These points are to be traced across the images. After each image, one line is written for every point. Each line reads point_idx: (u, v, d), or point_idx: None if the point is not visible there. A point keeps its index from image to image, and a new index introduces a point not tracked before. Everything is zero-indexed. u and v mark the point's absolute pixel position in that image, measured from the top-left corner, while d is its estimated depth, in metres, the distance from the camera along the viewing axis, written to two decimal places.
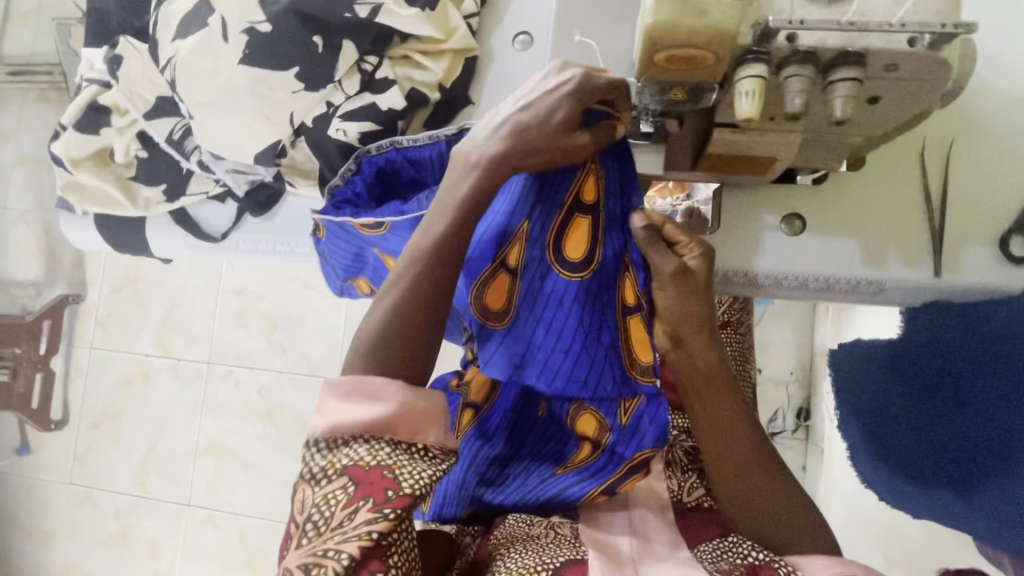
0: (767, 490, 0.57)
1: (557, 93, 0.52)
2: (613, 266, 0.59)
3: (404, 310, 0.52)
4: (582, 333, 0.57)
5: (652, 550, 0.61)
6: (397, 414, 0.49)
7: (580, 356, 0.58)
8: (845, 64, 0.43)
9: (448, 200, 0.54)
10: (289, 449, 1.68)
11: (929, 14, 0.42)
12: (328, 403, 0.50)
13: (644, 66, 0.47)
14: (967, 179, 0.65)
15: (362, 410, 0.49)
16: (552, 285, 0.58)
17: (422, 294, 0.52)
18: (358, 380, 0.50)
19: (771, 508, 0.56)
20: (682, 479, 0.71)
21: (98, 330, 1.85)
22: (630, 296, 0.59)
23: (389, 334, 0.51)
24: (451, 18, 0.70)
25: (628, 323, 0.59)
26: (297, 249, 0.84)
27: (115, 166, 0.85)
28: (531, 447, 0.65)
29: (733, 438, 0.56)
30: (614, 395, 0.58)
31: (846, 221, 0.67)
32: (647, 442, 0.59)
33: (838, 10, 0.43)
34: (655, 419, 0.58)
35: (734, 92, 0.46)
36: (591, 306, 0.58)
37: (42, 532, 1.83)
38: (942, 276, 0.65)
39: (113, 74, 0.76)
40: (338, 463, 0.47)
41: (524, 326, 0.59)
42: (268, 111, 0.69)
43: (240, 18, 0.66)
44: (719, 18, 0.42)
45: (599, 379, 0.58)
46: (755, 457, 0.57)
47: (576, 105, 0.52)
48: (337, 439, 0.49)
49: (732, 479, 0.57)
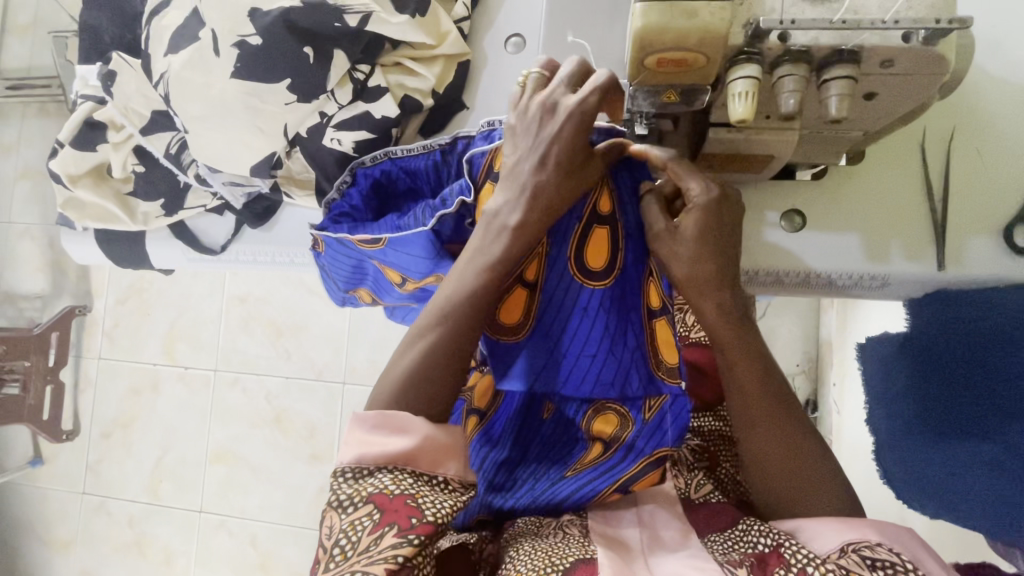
0: (783, 437, 0.56)
1: (563, 133, 0.53)
2: (635, 271, 0.62)
3: (440, 356, 0.53)
4: (609, 340, 0.61)
5: (664, 545, 0.60)
6: (421, 446, 0.50)
7: (606, 359, 0.61)
8: (839, 62, 0.43)
9: (482, 258, 0.55)
10: (298, 453, 1.69)
11: (925, 8, 0.41)
12: (354, 434, 0.51)
13: (635, 70, 0.47)
14: (969, 169, 0.64)
15: (389, 442, 0.50)
16: (579, 295, 0.61)
17: (456, 341, 0.54)
18: (387, 414, 0.51)
19: (788, 459, 0.56)
20: (689, 478, 0.70)
21: (106, 341, 1.87)
22: (654, 299, 0.64)
23: (425, 377, 0.53)
24: (442, 22, 0.70)
25: (653, 323, 0.64)
26: (297, 259, 0.84)
27: (114, 182, 0.85)
28: (538, 450, 0.65)
29: (745, 385, 0.56)
30: (641, 394, 0.62)
31: (848, 217, 0.66)
32: (669, 438, 0.62)
33: (831, 8, 0.42)
34: (677, 419, 0.62)
35: (728, 93, 0.45)
36: (617, 310, 0.61)
37: (58, 541, 1.85)
38: (946, 269, 0.64)
39: (108, 90, 0.77)
40: (364, 491, 0.48)
41: (549, 334, 0.61)
42: (262, 123, 0.69)
43: (231, 31, 0.66)
44: (708, 19, 0.41)
45: (627, 378, 0.61)
46: (774, 402, 0.56)
47: (578, 139, 0.53)
48: (365, 469, 0.50)
49: (746, 427, 0.57)
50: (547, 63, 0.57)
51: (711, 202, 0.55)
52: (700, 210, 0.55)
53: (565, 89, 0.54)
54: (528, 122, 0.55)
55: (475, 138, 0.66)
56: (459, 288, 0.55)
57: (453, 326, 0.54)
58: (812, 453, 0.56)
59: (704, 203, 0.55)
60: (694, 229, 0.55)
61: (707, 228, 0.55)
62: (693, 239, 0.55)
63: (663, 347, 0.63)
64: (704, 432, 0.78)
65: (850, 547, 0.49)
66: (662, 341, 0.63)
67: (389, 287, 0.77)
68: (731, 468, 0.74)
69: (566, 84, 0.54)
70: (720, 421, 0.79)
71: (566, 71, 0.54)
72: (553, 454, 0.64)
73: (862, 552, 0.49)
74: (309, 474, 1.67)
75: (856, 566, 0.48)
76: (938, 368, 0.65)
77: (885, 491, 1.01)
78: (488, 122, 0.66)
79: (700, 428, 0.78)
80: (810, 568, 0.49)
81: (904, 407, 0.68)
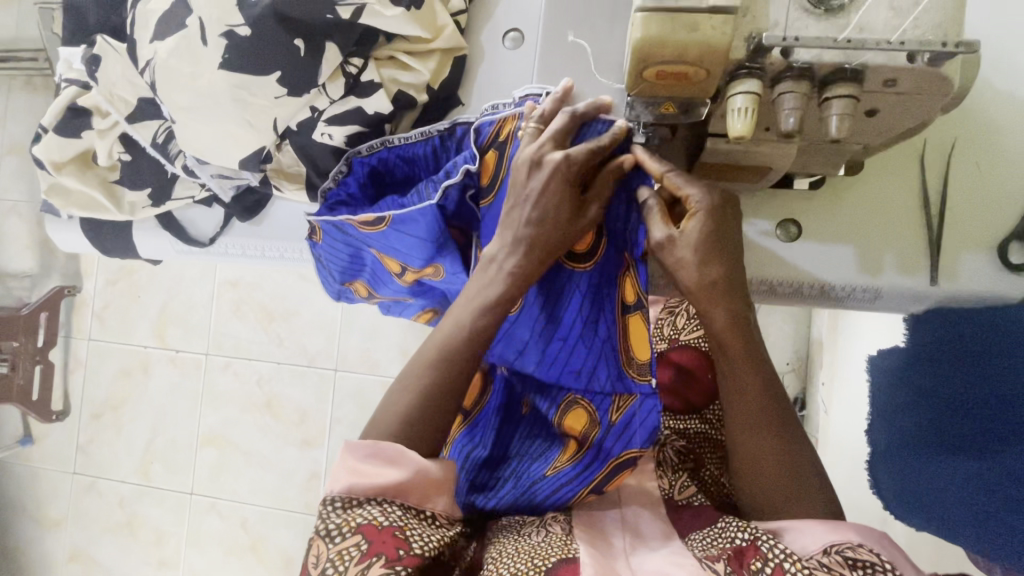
0: (772, 448, 0.56)
1: (548, 186, 0.56)
2: (614, 262, 0.65)
3: (434, 397, 0.58)
4: (581, 324, 0.65)
5: (645, 542, 0.64)
6: (412, 480, 0.55)
7: (578, 343, 0.65)
8: (841, 80, 0.42)
9: (479, 298, 0.59)
10: (288, 438, 1.69)
11: (931, 27, 0.40)
12: (348, 462, 0.55)
13: (632, 82, 0.46)
14: (967, 184, 0.63)
15: (381, 473, 0.55)
16: (570, 278, 0.65)
17: (450, 385, 0.58)
18: (380, 445, 0.56)
19: (772, 471, 0.56)
20: (673, 479, 0.71)
21: (96, 322, 1.86)
22: (630, 293, 0.63)
23: (416, 420, 0.57)
24: (439, 15, 0.68)
25: (628, 319, 0.63)
26: (287, 253, 0.83)
27: (99, 169, 0.83)
28: (519, 443, 0.68)
29: (745, 391, 0.56)
30: (608, 388, 0.64)
31: (844, 229, 0.66)
32: (636, 441, 0.62)
33: (837, 25, 0.41)
34: (645, 420, 0.62)
35: (728, 108, 0.44)
36: (591, 300, 0.65)
37: (48, 520, 1.86)
38: (939, 284, 0.64)
39: (92, 75, 0.74)
40: (353, 521, 0.53)
41: (540, 316, 0.65)
42: (250, 117, 0.67)
43: (219, 21, 0.63)
44: (710, 33, 0.40)
45: (594, 371, 0.65)
46: (774, 403, 0.56)
47: (568, 193, 0.56)
48: (353, 499, 0.54)
49: (744, 434, 0.56)
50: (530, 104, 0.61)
51: (713, 208, 0.55)
52: (704, 215, 0.54)
53: (553, 147, 0.57)
54: (517, 188, 0.58)
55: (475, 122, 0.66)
56: (456, 329, 0.59)
57: (450, 370, 0.58)
58: (803, 451, 0.56)
59: (705, 210, 0.54)
60: (699, 233, 0.54)
61: (713, 230, 0.54)
62: (696, 246, 0.54)
63: (635, 342, 0.62)
64: (689, 434, 0.77)
65: (833, 549, 0.50)
66: (635, 335, 0.62)
67: (387, 278, 0.78)
68: (715, 471, 0.74)
69: (554, 139, 0.57)
70: (705, 424, 0.77)
71: (555, 128, 0.57)
72: (535, 448, 0.67)
73: (846, 553, 0.49)
74: (299, 458, 1.68)
75: (838, 565, 0.49)
76: (933, 377, 0.67)
77: (867, 493, 1.02)
78: (490, 105, 0.65)
79: (685, 430, 0.77)
80: (786, 564, 0.49)
81: (911, 420, 0.69)
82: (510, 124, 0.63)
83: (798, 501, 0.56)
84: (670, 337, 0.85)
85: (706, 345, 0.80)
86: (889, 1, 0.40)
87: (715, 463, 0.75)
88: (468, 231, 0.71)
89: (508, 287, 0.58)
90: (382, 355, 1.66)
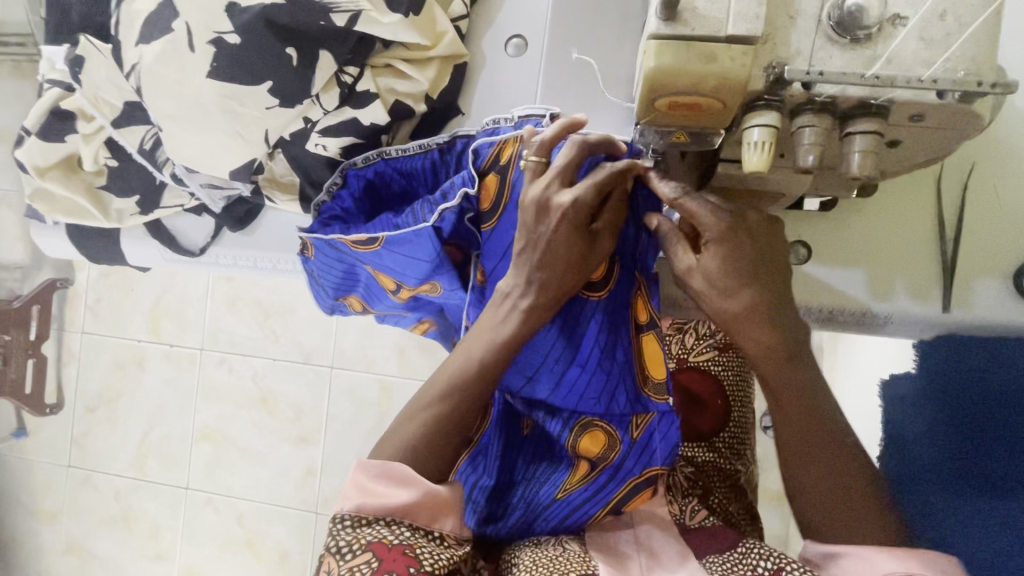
0: (825, 474, 0.52)
1: (558, 233, 0.54)
2: (626, 286, 0.63)
3: (439, 429, 0.56)
4: (598, 353, 0.62)
5: (661, 564, 0.63)
6: (420, 500, 0.54)
7: (596, 372, 0.62)
8: (865, 114, 0.40)
9: (492, 334, 0.57)
10: (284, 434, 1.68)
11: (965, 61, 0.37)
12: (357, 480, 0.54)
13: (644, 110, 0.43)
14: (985, 208, 0.61)
15: (389, 493, 0.54)
16: (582, 307, 0.62)
17: (463, 414, 0.57)
18: (390, 465, 0.55)
19: (832, 498, 0.52)
20: (683, 504, 0.71)
21: (89, 315, 1.84)
22: (642, 314, 0.64)
23: (421, 449, 0.56)
24: (439, 21, 0.64)
25: (641, 339, 0.64)
26: (279, 265, 0.80)
27: (85, 173, 0.80)
28: (523, 467, 0.68)
29: (788, 413, 0.53)
30: (627, 410, 0.63)
31: (855, 252, 0.63)
32: (656, 459, 0.64)
33: (863, 57, 0.38)
34: (665, 437, 0.63)
35: (743, 140, 0.42)
36: (608, 324, 0.63)
37: (44, 512, 1.86)
38: (951, 311, 0.62)
39: (76, 77, 0.71)
40: (362, 539, 0.52)
41: (551, 342, 0.63)
42: (240, 128, 0.65)
43: (206, 27, 0.60)
44: (728, 65, 0.38)
45: (613, 395, 0.63)
46: (822, 425, 0.53)
47: (576, 227, 0.54)
48: (362, 518, 0.53)
49: (795, 460, 0.53)
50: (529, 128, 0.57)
51: (725, 231, 0.51)
52: (721, 240, 0.51)
53: (559, 184, 0.54)
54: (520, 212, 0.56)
55: (476, 135, 0.64)
56: (467, 361, 0.57)
57: (457, 404, 0.56)
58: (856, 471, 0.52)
59: (724, 229, 0.51)
60: (717, 264, 0.52)
61: (733, 257, 0.51)
62: (722, 275, 0.52)
63: (651, 364, 0.64)
64: (697, 461, 0.80)
65: None
66: (649, 358, 0.64)
67: (381, 294, 0.76)
68: (722, 498, 0.77)
69: (560, 178, 0.54)
70: (713, 451, 0.82)
71: (557, 165, 0.54)
72: (542, 471, 0.67)
73: None
74: (294, 455, 1.67)
75: None
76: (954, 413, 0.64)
77: None
78: (493, 119, 0.63)
79: (694, 458, 0.80)
80: None
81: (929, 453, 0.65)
82: (512, 146, 0.61)
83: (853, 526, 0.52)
84: (679, 356, 0.85)
85: (716, 368, 0.84)
86: (919, 32, 0.38)
87: (723, 492, 0.78)
88: (467, 249, 0.68)
89: (510, 311, 0.57)
90: (377, 352, 1.64)
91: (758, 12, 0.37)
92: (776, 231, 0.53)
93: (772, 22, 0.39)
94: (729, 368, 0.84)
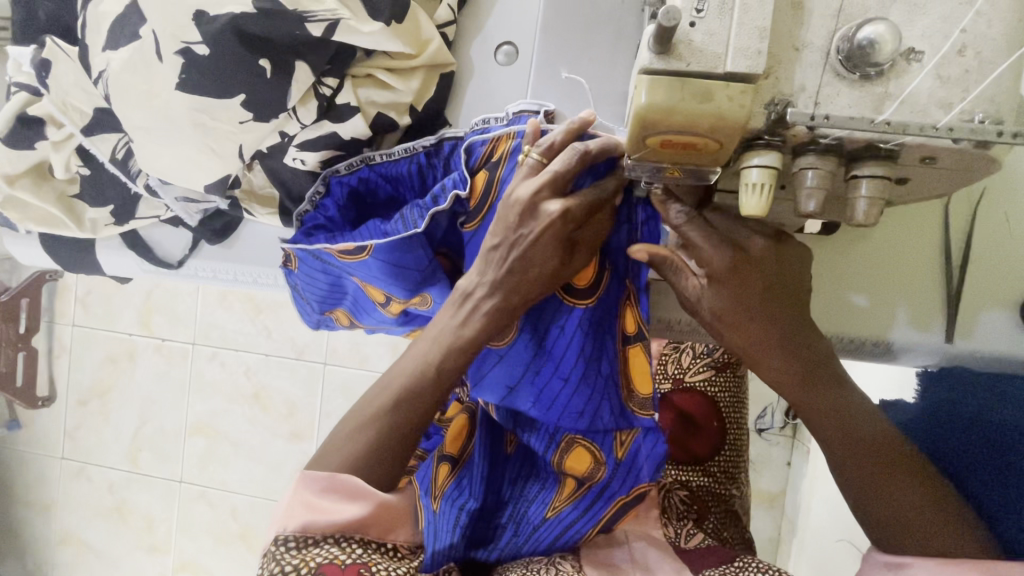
0: (898, 488, 0.51)
1: (542, 238, 0.51)
2: (614, 295, 0.59)
3: (391, 438, 0.54)
4: (583, 364, 0.58)
5: None
6: (373, 513, 0.55)
7: (578, 385, 0.59)
8: (874, 158, 0.37)
9: (449, 339, 0.55)
10: (276, 430, 1.66)
11: (985, 102, 0.35)
12: (302, 498, 0.52)
13: (633, 146, 0.39)
14: (996, 238, 0.57)
15: (339, 507, 0.53)
16: (564, 314, 0.59)
17: (417, 413, 0.55)
18: (337, 477, 0.53)
19: (905, 506, 0.51)
20: (679, 527, 0.73)
21: (78, 308, 1.82)
22: (630, 324, 0.59)
23: (377, 456, 0.54)
24: (423, 26, 0.59)
25: (628, 352, 0.59)
26: (260, 278, 0.79)
27: (56, 181, 0.77)
28: (509, 488, 0.67)
29: (820, 433, 0.53)
30: (611, 425, 0.60)
31: (857, 279, 0.61)
32: (644, 475, 0.62)
33: (875, 101, 0.35)
34: (652, 452, 0.61)
35: (740, 180, 0.39)
36: (593, 334, 0.58)
37: (38, 503, 1.86)
38: (953, 342, 0.60)
39: (42, 82, 0.67)
40: (312, 561, 0.50)
41: (526, 360, 0.60)
42: (213, 143, 0.62)
43: (173, 37, 0.56)
44: (725, 104, 0.35)
45: (597, 411, 0.60)
46: (867, 440, 0.52)
47: (558, 240, 0.52)
48: (309, 538, 0.52)
49: (861, 486, 0.52)
50: (534, 122, 0.54)
51: (730, 273, 0.49)
52: (724, 283, 0.50)
53: (549, 192, 0.51)
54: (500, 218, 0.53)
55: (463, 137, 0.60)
56: (421, 365, 0.55)
57: (413, 410, 0.54)
58: (909, 480, 0.51)
59: (728, 270, 0.49)
60: (721, 300, 0.50)
61: (736, 294, 0.50)
62: (733, 311, 0.50)
63: (638, 377, 0.59)
64: (692, 487, 0.80)
65: None
66: (637, 371, 0.59)
67: (370, 306, 0.71)
68: (718, 523, 0.77)
69: (552, 184, 0.51)
70: (707, 476, 0.81)
71: (557, 169, 0.51)
72: (532, 489, 0.66)
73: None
74: (287, 451, 1.66)
75: None
76: None
77: None
78: (482, 119, 0.59)
79: (689, 482, 0.80)
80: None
81: None
82: (506, 143, 0.56)
83: (917, 535, 0.50)
84: (675, 376, 0.85)
85: (711, 391, 0.83)
86: (935, 69, 0.35)
87: (720, 517, 0.78)
88: (456, 258, 0.65)
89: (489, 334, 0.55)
90: (371, 351, 1.62)
91: (760, 47, 0.34)
92: (784, 253, 0.50)
93: (775, 55, 0.36)
94: (726, 390, 0.83)
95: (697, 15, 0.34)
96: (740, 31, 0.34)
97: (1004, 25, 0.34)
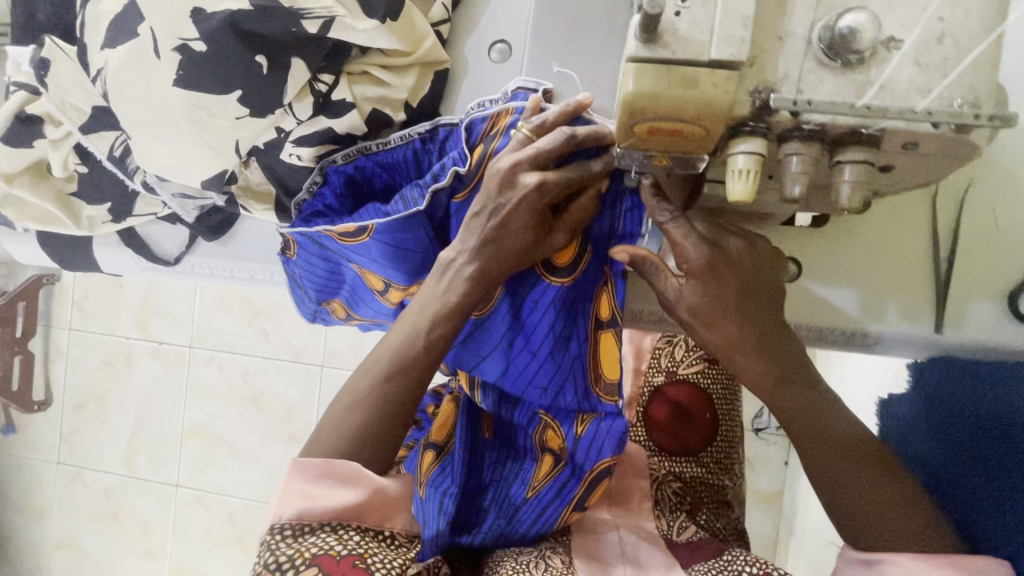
0: (866, 488, 0.52)
1: (517, 211, 0.52)
2: (595, 276, 0.59)
3: (384, 407, 0.54)
4: (552, 341, 0.59)
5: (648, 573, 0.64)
6: (368, 499, 0.55)
7: (546, 359, 0.60)
8: (857, 142, 0.38)
9: (433, 308, 0.55)
10: (274, 433, 1.66)
11: (963, 88, 0.35)
12: (297, 486, 0.53)
13: (621, 133, 0.40)
14: (983, 228, 0.58)
15: (333, 494, 0.53)
16: (539, 289, 0.59)
17: (411, 378, 0.55)
18: (332, 463, 0.54)
19: (873, 506, 0.52)
20: (671, 519, 0.73)
21: (76, 312, 1.82)
22: (603, 308, 0.59)
23: (372, 426, 0.54)
24: (417, 23, 0.60)
25: (599, 337, 0.60)
26: (257, 275, 0.80)
27: (54, 179, 0.78)
28: (490, 469, 0.67)
29: (798, 435, 0.53)
30: (574, 405, 0.62)
31: (847, 270, 0.61)
32: (607, 450, 0.61)
33: (855, 86, 0.36)
34: (611, 428, 0.60)
35: (727, 166, 0.39)
36: (563, 311, 0.58)
37: (34, 509, 1.85)
38: (943, 332, 0.60)
39: (41, 81, 0.68)
40: (307, 552, 0.50)
41: (501, 330, 0.60)
42: (210, 139, 0.63)
43: (170, 33, 0.57)
44: (710, 91, 0.35)
45: (561, 390, 0.61)
46: (840, 441, 0.53)
47: (541, 210, 0.52)
48: (305, 526, 0.52)
49: (834, 487, 0.53)
50: (534, 100, 0.55)
51: (705, 269, 0.50)
52: (699, 279, 0.51)
53: (529, 165, 0.52)
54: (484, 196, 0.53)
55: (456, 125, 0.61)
56: (412, 335, 0.56)
57: (409, 378, 0.55)
58: (879, 480, 0.52)
59: (702, 267, 0.50)
60: (697, 296, 0.51)
61: (712, 292, 0.51)
62: (708, 307, 0.51)
63: (606, 364, 0.59)
64: (685, 477, 0.81)
65: None
66: (604, 357, 0.59)
67: (367, 295, 0.72)
68: (709, 515, 0.77)
69: (531, 158, 0.52)
70: (699, 467, 0.82)
71: (541, 147, 0.51)
72: (511, 473, 0.67)
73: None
74: (285, 454, 1.65)
75: None
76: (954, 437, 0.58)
77: None
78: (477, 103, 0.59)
79: (682, 473, 0.81)
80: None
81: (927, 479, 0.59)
82: (505, 118, 0.57)
83: (889, 531, 0.51)
84: (668, 369, 0.85)
85: (703, 382, 0.83)
86: (915, 57, 0.35)
87: (711, 508, 0.79)
88: None
89: None
90: None
91: (743, 35, 0.35)
92: (759, 255, 0.51)
93: (758, 43, 0.36)
94: (719, 383, 0.84)
95: (682, 5, 0.35)
96: (724, 19, 0.35)
97: (980, 14, 0.35)
